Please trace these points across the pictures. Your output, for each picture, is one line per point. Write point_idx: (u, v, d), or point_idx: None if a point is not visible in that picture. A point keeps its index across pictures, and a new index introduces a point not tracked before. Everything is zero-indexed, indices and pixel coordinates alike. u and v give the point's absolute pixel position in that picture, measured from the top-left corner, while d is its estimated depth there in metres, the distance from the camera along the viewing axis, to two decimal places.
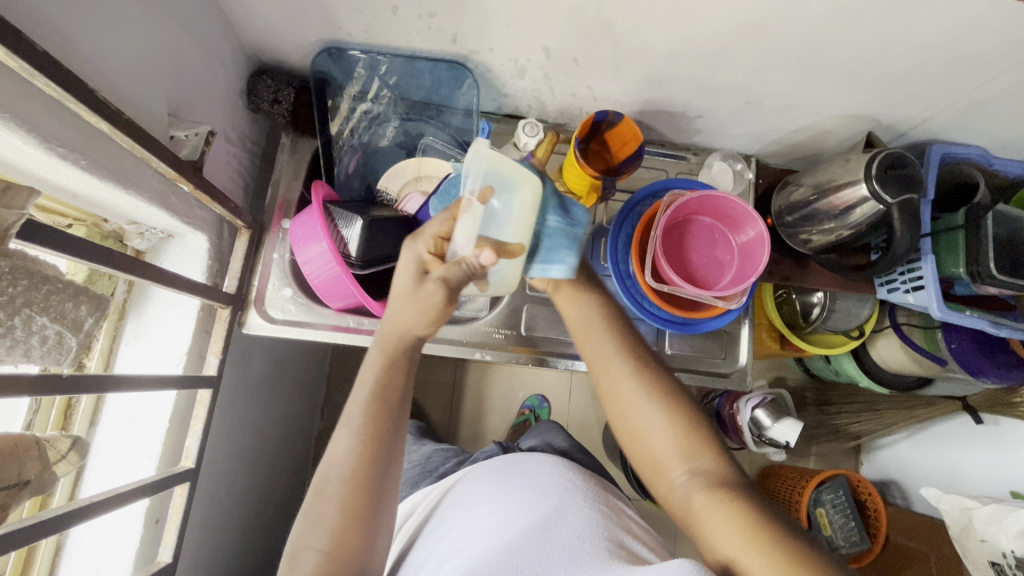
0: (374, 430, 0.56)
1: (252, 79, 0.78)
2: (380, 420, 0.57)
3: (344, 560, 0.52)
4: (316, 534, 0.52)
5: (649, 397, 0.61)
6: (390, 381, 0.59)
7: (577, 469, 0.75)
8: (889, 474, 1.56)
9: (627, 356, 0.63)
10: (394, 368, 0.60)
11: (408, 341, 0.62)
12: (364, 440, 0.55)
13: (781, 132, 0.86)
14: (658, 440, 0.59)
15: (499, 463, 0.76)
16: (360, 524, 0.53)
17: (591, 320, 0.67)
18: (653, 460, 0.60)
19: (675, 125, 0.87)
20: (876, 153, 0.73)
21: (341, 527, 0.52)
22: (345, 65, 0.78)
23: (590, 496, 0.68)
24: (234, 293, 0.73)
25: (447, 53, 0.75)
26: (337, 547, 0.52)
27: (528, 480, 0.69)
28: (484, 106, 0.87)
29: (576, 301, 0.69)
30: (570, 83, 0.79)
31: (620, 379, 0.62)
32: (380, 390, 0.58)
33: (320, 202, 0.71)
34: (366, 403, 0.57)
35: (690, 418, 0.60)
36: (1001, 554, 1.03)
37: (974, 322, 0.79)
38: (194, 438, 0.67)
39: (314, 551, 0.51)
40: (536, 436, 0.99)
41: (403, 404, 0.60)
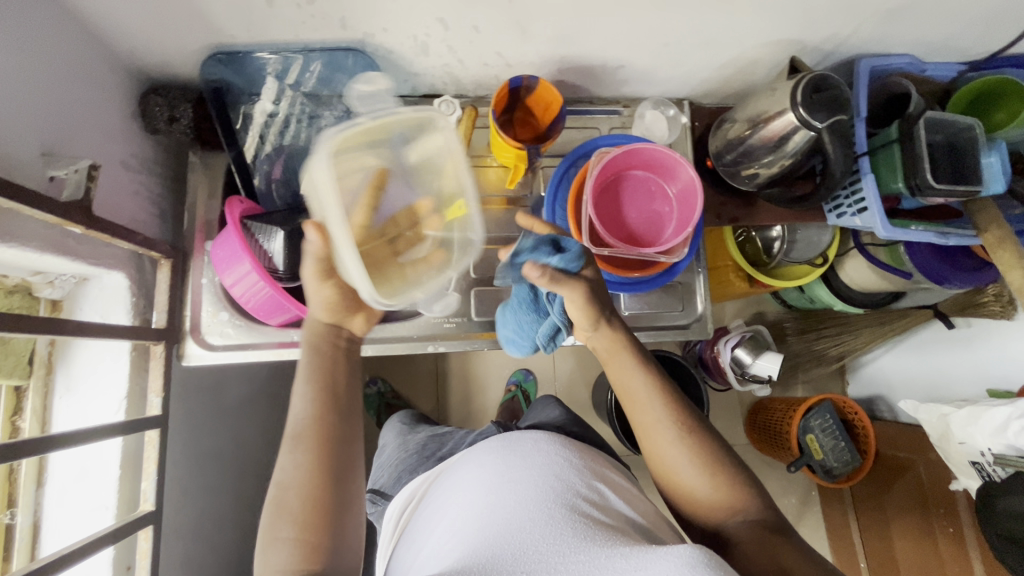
0: (321, 420, 0.55)
1: (142, 99, 0.72)
2: (328, 411, 0.55)
3: (320, 541, 0.50)
4: (283, 523, 0.50)
5: (694, 456, 0.59)
6: (328, 375, 0.58)
7: (571, 444, 0.73)
8: (876, 390, 1.60)
9: (678, 423, 0.60)
10: (323, 357, 0.58)
11: (326, 331, 0.60)
12: (310, 436, 0.54)
13: (709, 69, 0.82)
14: (710, 497, 0.59)
15: (497, 442, 0.73)
16: (327, 507, 0.52)
17: (635, 380, 0.62)
18: (700, 513, 0.60)
19: (601, 80, 0.83)
20: (801, 76, 0.71)
21: (306, 512, 0.51)
22: (238, 67, 0.73)
23: (586, 474, 0.67)
24: (163, 327, 0.70)
25: (340, 40, 0.70)
26: (311, 533, 0.50)
27: (526, 459, 0.67)
28: (397, 90, 0.82)
29: (629, 373, 0.62)
30: (478, 53, 0.74)
31: (666, 440, 0.60)
32: (319, 381, 0.57)
33: (235, 221, 0.68)
34: (311, 399, 0.56)
35: (735, 473, 0.59)
36: (980, 452, 1.06)
37: (919, 236, 0.78)
38: (149, 481, 0.66)
39: (286, 540, 0.50)
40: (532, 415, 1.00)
41: (349, 400, 0.58)
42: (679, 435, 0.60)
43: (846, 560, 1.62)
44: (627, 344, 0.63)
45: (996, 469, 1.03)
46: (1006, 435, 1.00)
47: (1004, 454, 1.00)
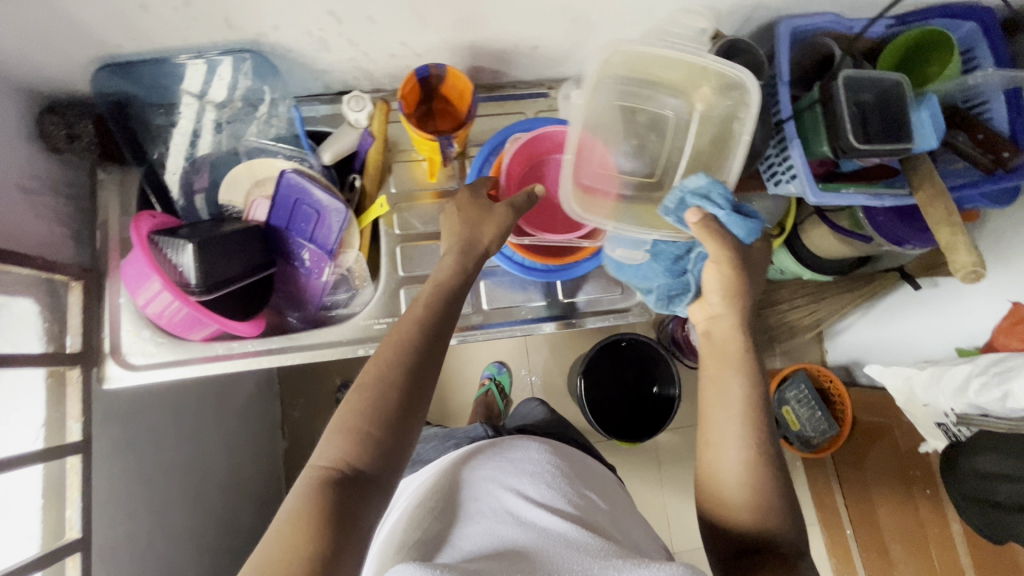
0: (412, 364, 0.57)
1: (37, 118, 0.69)
2: (424, 357, 0.58)
3: (380, 440, 0.54)
4: (361, 417, 0.54)
5: (748, 466, 0.59)
6: (429, 326, 0.59)
7: (561, 454, 0.76)
8: (852, 356, 1.58)
9: (750, 434, 0.59)
10: (434, 302, 0.61)
11: (471, 245, 0.65)
12: (407, 360, 0.57)
13: (629, 43, 0.79)
14: (745, 511, 0.58)
15: (488, 450, 0.75)
16: (394, 422, 0.54)
17: (730, 384, 0.61)
18: (729, 525, 0.59)
19: (519, 63, 0.81)
20: (712, 43, 0.68)
21: (381, 412, 0.54)
22: (135, 78, 0.70)
23: (572, 484, 0.70)
24: (78, 350, 0.69)
25: (232, 41, 0.67)
26: (376, 433, 0.54)
27: (526, 471, 0.70)
28: (310, 89, 0.80)
29: (725, 377, 0.62)
30: (381, 44, 0.71)
31: (729, 442, 0.60)
32: (424, 325, 0.59)
33: (142, 237, 0.66)
34: (402, 357, 0.57)
35: (780, 493, 0.59)
36: (944, 413, 1.04)
37: (851, 199, 0.75)
38: (73, 508, 0.65)
39: (347, 431, 0.53)
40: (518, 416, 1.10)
41: (437, 357, 0.59)
42: (743, 440, 0.59)
43: (832, 529, 1.61)
44: (747, 344, 0.63)
45: (961, 429, 1.01)
46: (966, 394, 0.98)
47: (967, 413, 0.99)
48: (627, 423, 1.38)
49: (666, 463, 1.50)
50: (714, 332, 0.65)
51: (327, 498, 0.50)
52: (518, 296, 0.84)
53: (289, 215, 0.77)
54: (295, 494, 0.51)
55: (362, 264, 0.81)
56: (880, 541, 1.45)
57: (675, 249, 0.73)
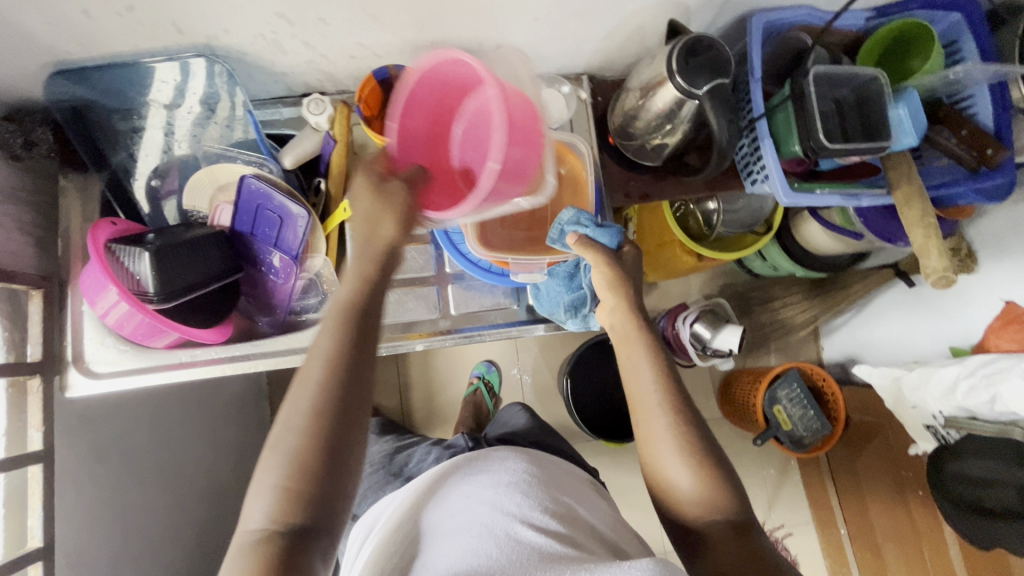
0: (326, 398, 0.52)
1: None
2: (341, 378, 0.53)
3: (309, 489, 0.49)
4: (286, 468, 0.50)
5: (678, 447, 0.58)
6: (345, 347, 0.54)
7: (538, 462, 0.74)
8: (846, 354, 1.56)
9: (669, 410, 0.60)
10: (346, 334, 0.54)
11: (386, 253, 0.59)
12: (322, 393, 0.52)
13: (597, 39, 0.77)
14: (686, 492, 0.58)
15: (464, 461, 0.74)
16: (322, 454, 0.50)
17: (640, 364, 0.63)
18: (675, 509, 0.59)
19: (485, 62, 0.79)
20: (676, 41, 0.66)
21: (303, 454, 0.50)
22: (89, 85, 0.70)
23: (542, 493, 0.67)
24: (38, 359, 0.69)
25: (184, 45, 0.66)
26: (303, 481, 0.49)
27: (495, 478, 0.69)
28: (272, 92, 0.78)
29: (631, 358, 0.63)
30: (339, 46, 0.69)
31: (653, 425, 0.60)
32: (334, 361, 0.53)
33: (98, 246, 0.66)
34: (317, 386, 0.52)
35: (717, 465, 0.58)
36: (932, 416, 1.02)
37: (825, 200, 0.73)
38: (35, 517, 0.65)
39: (273, 486, 0.49)
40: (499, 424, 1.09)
41: (363, 382, 0.54)
42: (668, 420, 0.59)
43: (826, 529, 1.59)
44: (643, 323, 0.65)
45: (949, 432, 0.99)
46: (954, 396, 0.96)
47: (954, 416, 0.96)
48: (613, 422, 1.37)
49: None
50: (615, 324, 0.67)
51: (271, 559, 0.47)
52: (488, 300, 0.83)
53: (253, 220, 0.76)
54: (231, 567, 0.47)
55: (330, 270, 0.81)
56: (873, 539, 1.44)
57: (566, 267, 0.75)
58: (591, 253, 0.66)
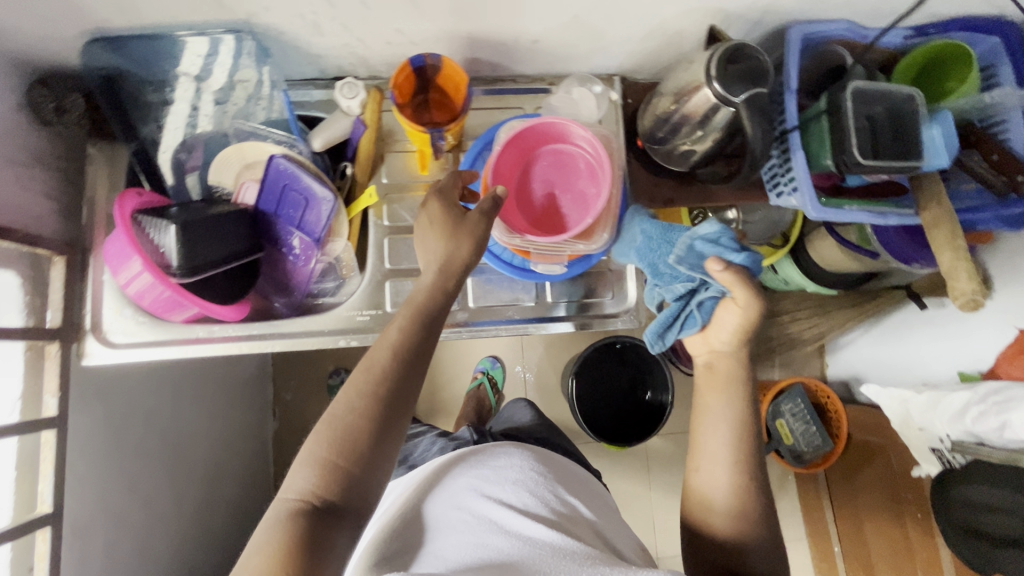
0: (390, 395, 0.54)
1: (29, 90, 0.69)
2: (401, 381, 0.55)
3: (352, 470, 0.51)
4: (335, 448, 0.52)
5: (738, 493, 0.59)
6: (411, 346, 0.57)
7: (540, 459, 0.75)
8: (851, 373, 1.56)
9: (741, 455, 0.60)
10: (417, 326, 0.58)
11: (459, 272, 0.62)
12: (378, 388, 0.54)
13: (634, 42, 0.77)
14: (733, 534, 0.58)
15: (469, 456, 0.73)
16: (374, 443, 0.52)
17: (720, 398, 0.62)
18: (710, 543, 0.60)
19: (519, 57, 0.78)
20: (717, 47, 0.65)
21: (354, 444, 0.52)
22: (125, 54, 0.69)
23: (558, 489, 0.70)
24: (58, 325, 0.69)
25: (224, 21, 0.66)
26: (348, 461, 0.51)
27: (502, 479, 0.68)
28: (305, 73, 0.78)
29: (717, 389, 0.62)
30: (376, 31, 0.69)
31: (724, 457, 0.60)
32: (403, 354, 0.56)
33: (125, 216, 0.66)
34: (377, 377, 0.55)
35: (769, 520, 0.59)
36: (939, 439, 1.01)
37: (854, 216, 0.72)
38: (46, 482, 0.65)
39: (316, 463, 0.51)
40: (506, 421, 1.11)
41: (417, 377, 0.57)
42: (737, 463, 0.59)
43: (821, 545, 1.59)
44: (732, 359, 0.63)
45: (955, 456, 0.99)
46: (964, 420, 0.96)
47: (962, 441, 0.96)
48: (616, 426, 1.37)
49: (654, 468, 1.49)
50: (697, 352, 0.66)
51: (300, 529, 0.48)
52: (506, 296, 0.81)
53: (277, 201, 0.76)
54: (265, 529, 0.49)
55: (350, 255, 0.81)
56: (868, 561, 1.43)
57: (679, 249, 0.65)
58: (722, 275, 0.59)
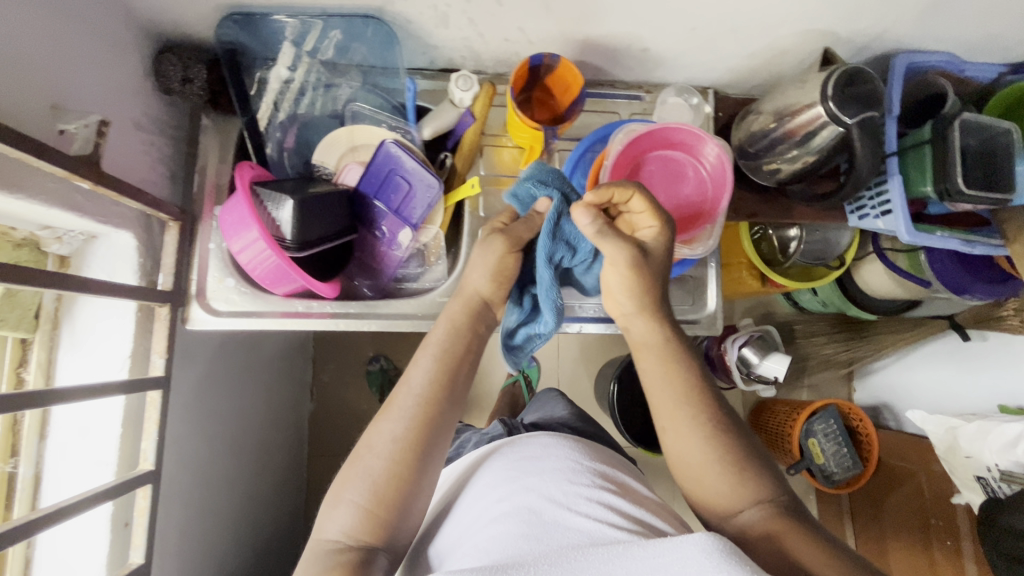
0: (417, 432, 0.56)
1: (156, 58, 0.71)
2: (429, 418, 0.57)
3: (387, 516, 0.54)
4: (364, 492, 0.55)
5: (717, 450, 0.58)
6: (442, 383, 0.59)
7: (582, 449, 0.69)
8: (881, 398, 1.58)
9: (700, 410, 0.60)
10: (443, 372, 0.60)
11: (474, 307, 0.65)
12: (417, 427, 0.57)
13: (738, 57, 0.79)
14: (725, 492, 0.58)
15: (508, 448, 0.69)
16: (405, 483, 0.55)
17: (656, 370, 0.63)
18: (715, 508, 0.58)
19: (624, 63, 0.80)
20: (833, 69, 0.68)
21: (384, 486, 0.54)
22: (253, 31, 0.71)
23: (597, 475, 0.64)
24: (169, 289, 0.70)
25: (359, 6, 0.68)
26: (382, 505, 0.54)
27: (534, 462, 0.64)
28: (414, 62, 0.80)
29: (669, 366, 0.62)
30: (499, 27, 0.71)
31: (688, 426, 0.59)
32: (425, 393, 0.58)
33: (245, 186, 0.68)
34: (408, 415, 0.57)
35: (747, 456, 0.59)
36: (987, 468, 1.04)
37: (944, 243, 0.75)
38: (149, 440, 0.67)
39: (354, 507, 0.54)
40: (538, 410, 1.06)
41: (451, 416, 0.59)
42: (702, 425, 0.59)
43: None
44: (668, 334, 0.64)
45: (1002, 485, 1.01)
46: (1016, 452, 0.98)
47: (1012, 471, 0.98)
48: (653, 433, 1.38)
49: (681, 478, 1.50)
50: (633, 334, 0.66)
51: (346, 569, 0.51)
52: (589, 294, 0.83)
53: (380, 184, 0.78)
54: (313, 572, 0.52)
55: (440, 240, 0.82)
56: None
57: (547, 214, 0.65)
58: (581, 211, 0.59)
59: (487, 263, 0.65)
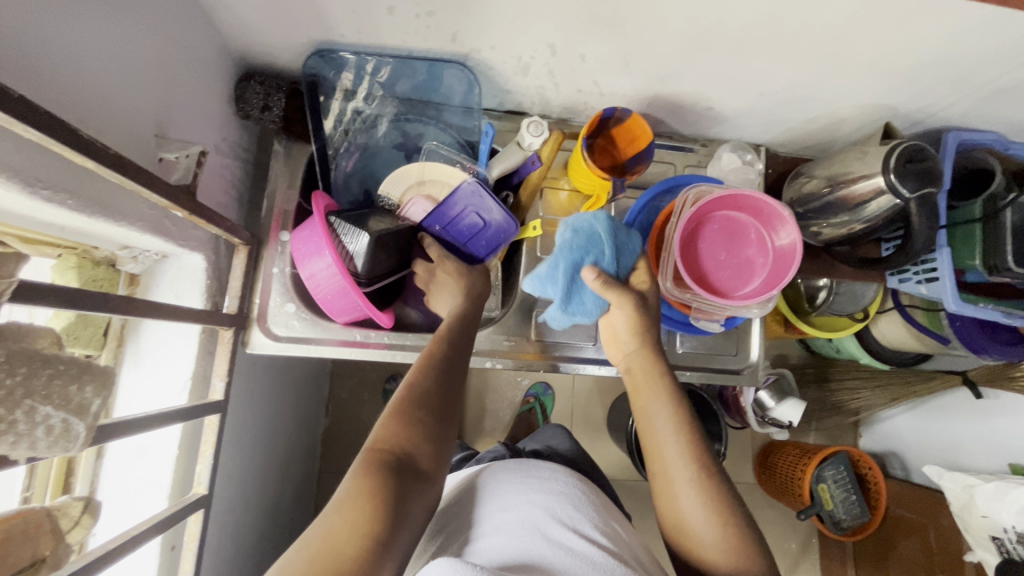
0: (454, 363, 0.61)
1: (239, 85, 0.73)
2: (459, 361, 0.62)
3: (436, 436, 0.54)
4: (415, 407, 0.55)
5: (704, 503, 0.57)
6: (465, 338, 0.66)
7: (586, 483, 0.70)
8: (888, 447, 1.60)
9: (693, 454, 0.60)
10: (461, 334, 0.66)
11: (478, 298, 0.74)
12: (446, 367, 0.60)
13: (796, 121, 0.82)
14: (707, 546, 0.57)
15: (512, 462, 0.71)
16: (445, 412, 0.56)
17: (659, 412, 0.63)
18: (698, 563, 0.57)
19: (686, 118, 0.83)
20: (895, 145, 0.71)
21: (431, 408, 0.55)
22: (336, 65, 0.73)
23: (601, 511, 0.65)
24: (235, 313, 0.70)
25: (446, 51, 0.70)
26: (427, 424, 0.54)
27: (541, 484, 0.65)
28: (483, 103, 0.82)
29: (655, 403, 0.63)
30: (577, 79, 0.74)
31: (677, 470, 0.59)
32: (457, 340, 0.65)
33: (322, 216, 0.68)
34: (442, 344, 0.63)
35: (741, 524, 0.57)
36: (1002, 529, 1.05)
37: (988, 313, 0.78)
38: (205, 465, 0.66)
39: (401, 421, 0.53)
40: (538, 440, 0.93)
41: (460, 371, 0.61)
42: (692, 472, 0.59)
43: None
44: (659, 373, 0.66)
45: (1017, 547, 1.03)
46: None
47: None
48: None
49: None
50: (631, 372, 0.68)
51: (390, 477, 0.49)
52: None
53: (449, 219, 0.76)
54: (353, 475, 0.49)
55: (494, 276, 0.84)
56: None
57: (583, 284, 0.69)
58: (612, 296, 0.66)
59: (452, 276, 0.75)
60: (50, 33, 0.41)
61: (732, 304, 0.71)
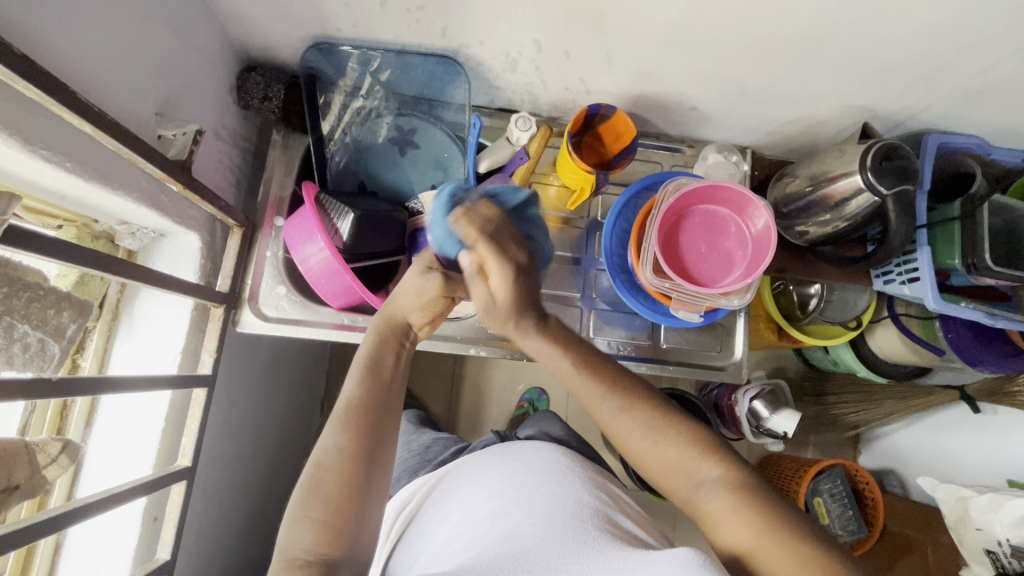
0: (368, 405, 0.56)
1: (241, 76, 0.77)
2: (372, 401, 0.56)
3: (346, 526, 0.49)
4: (313, 503, 0.49)
5: (651, 429, 0.57)
6: (380, 362, 0.60)
7: (573, 455, 0.70)
8: (886, 463, 1.57)
9: (615, 392, 0.59)
10: (369, 376, 0.58)
11: (397, 322, 0.64)
12: (357, 414, 0.55)
13: (778, 123, 0.84)
14: (670, 462, 0.57)
15: (498, 450, 0.72)
16: (357, 487, 0.51)
17: (569, 365, 0.61)
18: (671, 481, 0.57)
19: (671, 118, 0.86)
20: (871, 144, 0.73)
21: (339, 494, 0.50)
22: (335, 60, 0.77)
23: (589, 482, 0.63)
24: (226, 291, 0.72)
25: (438, 47, 0.74)
26: (336, 515, 0.49)
27: (526, 466, 0.65)
28: (476, 100, 0.86)
29: (561, 356, 0.61)
30: (563, 77, 0.77)
31: (615, 413, 0.59)
32: (365, 385, 0.58)
33: (313, 201, 0.71)
34: (358, 383, 0.57)
35: (690, 430, 0.57)
36: (997, 542, 1.03)
37: (969, 313, 0.78)
38: (189, 437, 0.67)
39: (313, 520, 0.49)
40: (531, 425, 0.94)
41: (390, 413, 0.57)
42: (622, 404, 0.58)
43: None
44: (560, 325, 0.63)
45: (1011, 561, 1.00)
46: None
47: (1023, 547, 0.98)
48: None
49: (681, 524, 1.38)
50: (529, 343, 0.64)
51: None
52: (622, 333, 0.85)
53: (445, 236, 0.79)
54: None
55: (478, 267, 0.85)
56: None
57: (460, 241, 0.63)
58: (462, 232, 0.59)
59: (422, 294, 0.63)
60: (59, 8, 0.45)
61: (714, 294, 0.72)
